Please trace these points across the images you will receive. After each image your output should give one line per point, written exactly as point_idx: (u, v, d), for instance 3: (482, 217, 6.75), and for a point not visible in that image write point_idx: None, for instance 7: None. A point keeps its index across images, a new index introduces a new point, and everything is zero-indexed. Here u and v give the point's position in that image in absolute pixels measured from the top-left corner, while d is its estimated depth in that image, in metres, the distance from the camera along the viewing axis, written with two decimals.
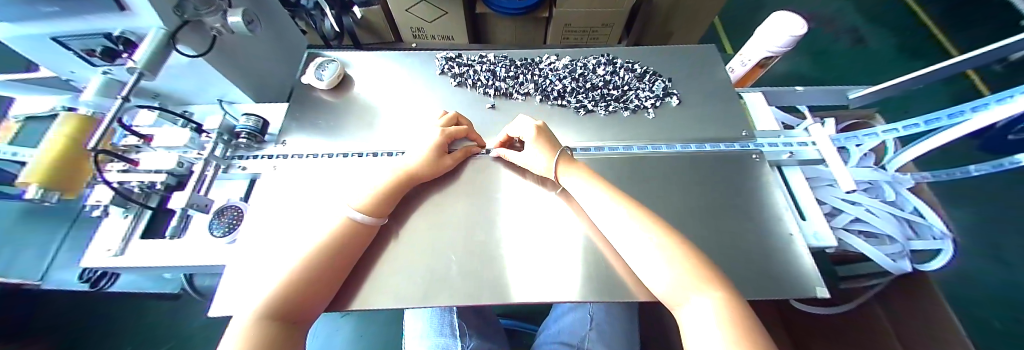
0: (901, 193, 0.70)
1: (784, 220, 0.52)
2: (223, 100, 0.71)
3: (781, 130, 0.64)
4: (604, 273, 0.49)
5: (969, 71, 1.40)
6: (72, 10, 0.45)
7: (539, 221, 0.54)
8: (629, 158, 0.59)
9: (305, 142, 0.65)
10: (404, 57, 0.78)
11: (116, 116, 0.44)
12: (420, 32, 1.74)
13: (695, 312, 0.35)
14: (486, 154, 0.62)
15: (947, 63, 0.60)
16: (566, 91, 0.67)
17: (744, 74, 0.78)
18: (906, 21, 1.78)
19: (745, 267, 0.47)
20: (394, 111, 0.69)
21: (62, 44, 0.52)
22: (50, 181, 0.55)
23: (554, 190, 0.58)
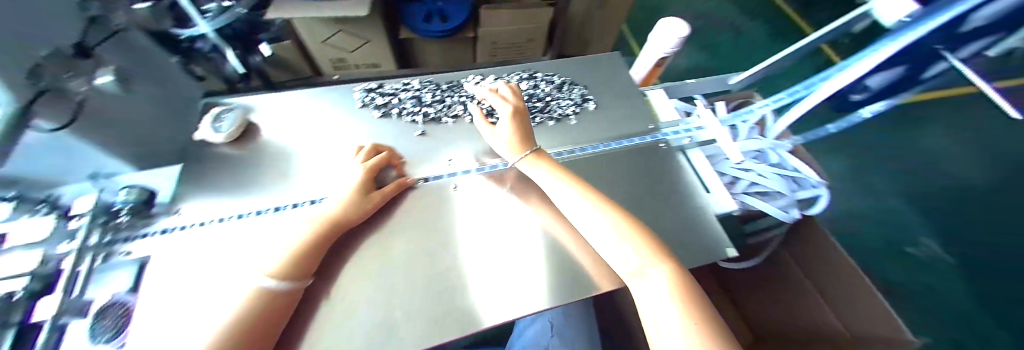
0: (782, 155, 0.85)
1: (699, 194, 0.61)
2: (99, 174, 0.61)
3: (679, 118, 0.75)
4: (566, 271, 0.51)
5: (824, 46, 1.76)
6: None
7: (498, 234, 0.55)
8: (574, 160, 0.64)
9: (206, 206, 0.58)
10: (322, 95, 0.74)
11: None
12: (341, 63, 1.67)
13: (654, 289, 0.43)
14: (419, 184, 0.60)
15: (798, 47, 0.74)
16: (494, 109, 0.69)
17: (646, 75, 0.88)
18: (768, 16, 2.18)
19: (678, 243, 0.54)
20: (316, 154, 0.65)
21: None
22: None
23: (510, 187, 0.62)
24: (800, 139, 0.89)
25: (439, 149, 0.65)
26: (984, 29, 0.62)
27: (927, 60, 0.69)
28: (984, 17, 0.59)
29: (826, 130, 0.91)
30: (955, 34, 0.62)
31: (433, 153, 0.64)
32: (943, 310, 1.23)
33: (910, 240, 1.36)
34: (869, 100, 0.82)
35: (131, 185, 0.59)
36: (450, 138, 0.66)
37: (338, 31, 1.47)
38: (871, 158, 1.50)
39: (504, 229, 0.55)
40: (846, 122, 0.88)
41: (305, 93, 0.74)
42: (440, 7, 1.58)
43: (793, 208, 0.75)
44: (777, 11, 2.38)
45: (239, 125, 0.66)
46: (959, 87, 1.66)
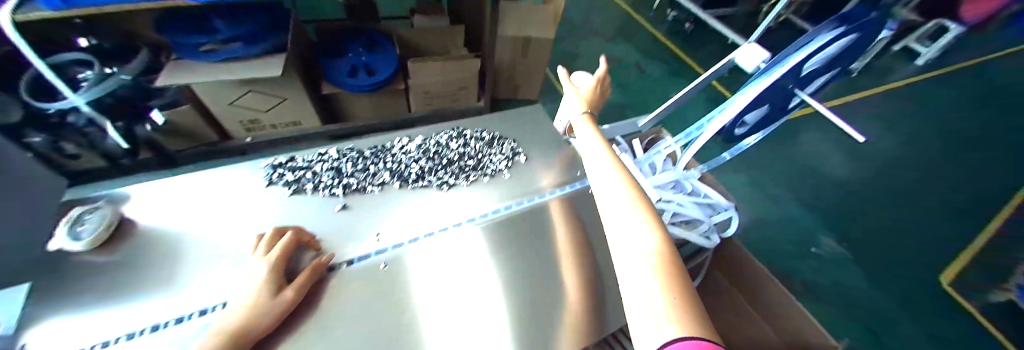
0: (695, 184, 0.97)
1: None
2: None
3: None
4: (537, 301, 0.51)
5: (715, 83, 2.14)
6: None
7: (460, 277, 0.52)
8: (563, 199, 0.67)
9: (58, 335, 0.42)
10: (223, 176, 0.65)
11: None
12: (255, 124, 1.50)
13: (632, 250, 0.35)
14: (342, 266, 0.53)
15: (683, 93, 0.89)
16: (424, 172, 0.67)
17: None
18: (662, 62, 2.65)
19: None
20: (215, 248, 0.55)
21: None
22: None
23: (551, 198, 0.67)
24: (707, 166, 1.04)
25: (368, 220, 0.59)
26: (819, 71, 0.72)
27: (784, 99, 0.79)
28: (816, 62, 0.68)
29: (725, 157, 1.04)
30: (802, 75, 0.70)
31: (361, 227, 0.58)
32: (831, 291, 1.48)
33: (800, 236, 1.63)
34: (753, 132, 0.92)
35: None
36: (377, 207, 0.61)
37: (248, 91, 1.33)
38: (752, 174, 1.84)
39: (456, 287, 0.51)
40: (738, 148, 1.01)
41: (200, 177, 0.64)
42: (365, 61, 1.57)
43: (713, 235, 0.86)
44: (673, 55, 2.87)
45: (108, 224, 0.53)
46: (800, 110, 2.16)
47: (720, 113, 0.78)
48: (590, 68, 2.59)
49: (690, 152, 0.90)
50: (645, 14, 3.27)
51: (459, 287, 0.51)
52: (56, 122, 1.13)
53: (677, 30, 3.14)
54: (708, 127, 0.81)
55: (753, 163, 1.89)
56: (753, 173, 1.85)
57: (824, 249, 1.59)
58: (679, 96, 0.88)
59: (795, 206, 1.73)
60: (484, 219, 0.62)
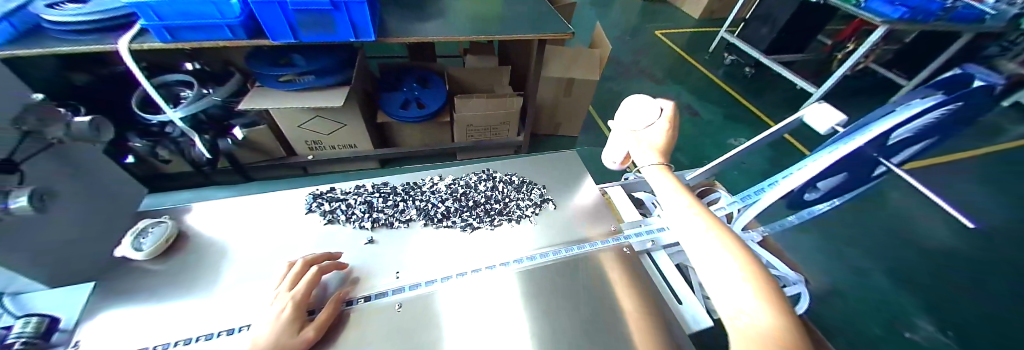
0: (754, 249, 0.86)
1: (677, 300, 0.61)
2: (4, 292, 0.53)
3: (641, 218, 0.74)
4: (586, 338, 0.50)
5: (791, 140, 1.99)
6: None
7: (501, 300, 0.53)
8: (623, 247, 0.64)
9: (110, 329, 0.50)
10: (268, 201, 0.71)
11: None
12: (318, 145, 1.66)
13: (741, 318, 0.41)
14: (361, 302, 0.52)
15: (738, 150, 0.81)
16: (450, 212, 0.67)
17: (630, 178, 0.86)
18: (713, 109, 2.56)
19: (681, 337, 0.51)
20: (246, 268, 0.60)
21: None
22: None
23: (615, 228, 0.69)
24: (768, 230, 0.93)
25: (388, 255, 0.60)
26: (907, 140, 0.64)
27: (867, 166, 0.69)
28: (906, 131, 0.60)
29: (791, 221, 0.93)
30: (887, 144, 0.63)
31: (380, 263, 0.59)
32: None
33: (889, 318, 1.38)
34: (827, 199, 0.81)
35: (33, 313, 0.50)
36: (398, 243, 0.62)
37: (315, 116, 1.51)
38: (830, 239, 1.64)
39: (467, 327, 0.50)
40: (810, 211, 0.92)
41: (247, 202, 0.70)
42: (417, 95, 1.70)
43: None
44: (729, 98, 2.73)
45: (166, 238, 0.59)
46: None
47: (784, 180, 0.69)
48: None
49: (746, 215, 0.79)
50: (698, 57, 3.19)
51: (476, 324, 0.50)
52: (154, 133, 1.38)
53: (733, 73, 3.00)
54: (766, 195, 0.72)
55: (827, 228, 1.69)
56: (830, 238, 1.65)
57: (920, 334, 1.35)
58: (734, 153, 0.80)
59: (881, 281, 1.49)
60: (519, 265, 0.60)
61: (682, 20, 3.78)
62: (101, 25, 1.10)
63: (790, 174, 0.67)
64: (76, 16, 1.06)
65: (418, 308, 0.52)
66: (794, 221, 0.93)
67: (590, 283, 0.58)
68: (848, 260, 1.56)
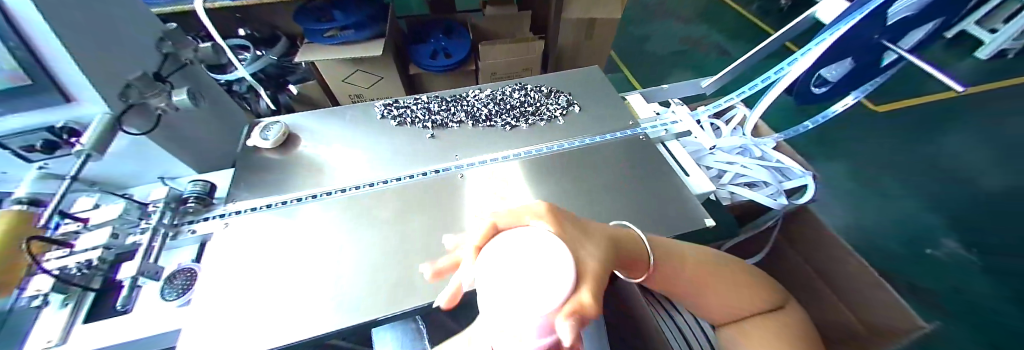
0: (766, 151, 0.89)
1: (681, 169, 0.75)
2: (164, 177, 0.73)
3: (656, 115, 0.86)
4: (613, 192, 0.68)
5: (791, 45, 2.01)
6: (15, 108, 0.51)
7: (555, 175, 0.71)
8: (633, 137, 0.78)
9: (257, 200, 0.68)
10: (343, 110, 0.86)
11: (60, 195, 0.53)
12: (360, 98, 1.84)
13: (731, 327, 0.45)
14: (453, 175, 0.72)
15: (750, 54, 0.84)
16: (492, 114, 0.83)
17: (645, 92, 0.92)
18: (744, 45, 2.47)
19: (681, 190, 0.68)
20: (334, 154, 0.76)
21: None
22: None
23: (633, 122, 0.82)
24: (785, 134, 0.97)
25: (449, 146, 0.77)
26: (912, 21, 0.68)
27: (872, 52, 0.74)
28: (907, 9, 0.64)
29: (806, 126, 0.95)
30: (889, 25, 0.67)
31: (443, 150, 0.77)
32: (947, 301, 1.23)
33: (911, 235, 1.39)
34: (838, 92, 0.87)
35: (195, 180, 0.70)
36: (454, 138, 0.79)
37: (356, 69, 1.66)
38: (862, 164, 1.62)
39: (514, 186, 0.69)
40: (824, 114, 0.95)
41: (322, 113, 0.84)
42: (444, 46, 1.80)
43: (781, 198, 0.80)
44: (762, 33, 2.59)
45: (282, 132, 0.77)
46: (938, 93, 1.86)
47: (791, 66, 0.75)
48: (661, 51, 2.46)
49: (761, 106, 0.80)
50: None
51: (522, 183, 0.69)
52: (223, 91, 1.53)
53: (768, 7, 2.79)
54: (779, 81, 0.78)
55: (859, 153, 1.67)
56: (860, 165, 1.62)
57: (943, 251, 1.34)
58: (752, 52, 0.84)
59: (911, 202, 1.48)
60: (550, 150, 0.76)
61: None
62: None
63: (796, 61, 0.74)
64: None
65: (481, 176, 0.71)
66: (810, 126, 0.96)
67: (607, 159, 0.74)
68: (877, 182, 1.55)
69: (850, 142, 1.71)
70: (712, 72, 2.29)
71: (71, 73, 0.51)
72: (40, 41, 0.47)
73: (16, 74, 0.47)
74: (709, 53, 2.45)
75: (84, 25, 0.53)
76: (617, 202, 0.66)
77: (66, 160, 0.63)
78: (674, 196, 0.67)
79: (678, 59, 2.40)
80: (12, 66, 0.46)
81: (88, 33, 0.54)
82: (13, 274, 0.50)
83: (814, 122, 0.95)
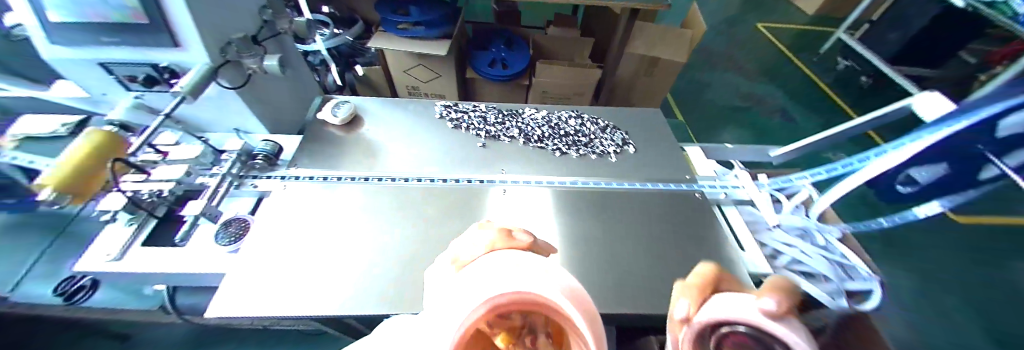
0: (830, 241, 0.77)
1: (731, 238, 0.69)
2: (238, 130, 0.80)
3: (716, 175, 0.82)
4: (655, 247, 0.64)
5: (868, 130, 1.85)
6: (129, 41, 0.59)
7: (597, 213, 0.69)
8: (684, 193, 0.74)
9: (313, 170, 0.72)
10: (407, 104, 0.90)
11: (154, 129, 0.60)
12: (415, 90, 1.92)
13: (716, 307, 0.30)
14: (491, 188, 0.72)
15: (833, 131, 0.78)
16: (545, 137, 0.83)
17: (704, 148, 0.89)
18: (809, 116, 2.33)
19: (727, 259, 0.63)
20: (390, 142, 0.79)
21: (107, 69, 0.64)
22: (63, 191, 0.52)
23: (688, 176, 0.78)
24: (855, 227, 0.87)
25: (497, 158, 0.78)
26: None
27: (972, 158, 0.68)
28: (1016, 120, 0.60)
29: (879, 223, 0.86)
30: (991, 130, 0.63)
31: (490, 161, 0.78)
32: None
33: None
34: (927, 196, 0.78)
35: (267, 139, 0.76)
36: (503, 152, 0.80)
37: (419, 63, 1.74)
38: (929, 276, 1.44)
39: (546, 214, 0.67)
40: (902, 216, 0.85)
41: (388, 101, 0.89)
42: (505, 57, 1.85)
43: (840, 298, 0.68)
44: (833, 107, 2.42)
45: (350, 113, 0.81)
46: None
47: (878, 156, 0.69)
48: (719, 103, 2.36)
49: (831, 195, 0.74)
50: (806, 58, 2.81)
51: (558, 213, 0.68)
52: None
53: (845, 80, 2.61)
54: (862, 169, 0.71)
55: (929, 263, 1.47)
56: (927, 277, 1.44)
57: None
58: (833, 131, 0.78)
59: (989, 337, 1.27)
60: (596, 186, 0.75)
61: (796, 16, 3.32)
62: None
63: (884, 153, 0.68)
64: None
65: (520, 195, 0.70)
66: (887, 224, 0.86)
67: (655, 209, 0.71)
68: None
69: (920, 248, 1.53)
70: (771, 137, 2.17)
71: (179, 20, 0.56)
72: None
73: (138, 11, 0.54)
74: (773, 115, 2.31)
75: None
76: (655, 257, 0.62)
77: (161, 96, 0.71)
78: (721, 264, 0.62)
79: (735, 115, 2.28)
80: (135, 5, 0.54)
81: None
82: (89, 187, 0.56)
83: (890, 221, 0.85)
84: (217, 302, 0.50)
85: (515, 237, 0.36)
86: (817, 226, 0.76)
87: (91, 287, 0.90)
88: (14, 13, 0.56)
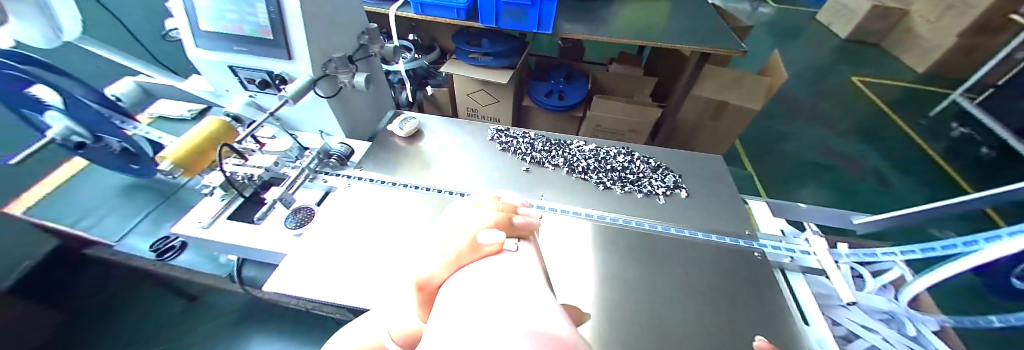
0: (924, 332, 0.62)
1: (796, 310, 0.60)
2: (322, 131, 0.93)
3: (783, 236, 0.72)
4: (700, 303, 0.58)
5: (993, 211, 1.52)
6: (254, 51, 0.74)
7: (637, 255, 0.65)
8: (741, 249, 0.67)
9: (373, 174, 0.80)
10: (464, 124, 0.96)
11: (258, 123, 0.73)
12: (474, 112, 2.05)
13: None
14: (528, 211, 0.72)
15: (937, 205, 0.65)
16: (589, 169, 0.82)
17: (769, 203, 0.80)
18: (913, 185, 1.98)
19: (789, 334, 0.54)
20: (443, 156, 0.85)
21: (233, 71, 0.80)
22: (178, 163, 0.67)
23: (747, 231, 0.71)
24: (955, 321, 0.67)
25: (539, 184, 0.79)
26: None
27: None
28: None
29: (993, 320, 0.65)
30: None
31: (532, 186, 0.79)
32: None
33: None
34: None
35: (343, 143, 0.87)
36: (546, 179, 0.80)
37: (482, 88, 1.86)
38: None
39: (586, 250, 0.65)
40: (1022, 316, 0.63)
41: (448, 120, 0.97)
42: (562, 88, 1.90)
43: None
44: (947, 179, 2.03)
45: (413, 127, 0.90)
46: None
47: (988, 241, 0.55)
48: (795, 157, 2.11)
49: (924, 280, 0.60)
50: (911, 119, 2.43)
51: (597, 250, 0.65)
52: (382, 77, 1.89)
53: (964, 150, 2.20)
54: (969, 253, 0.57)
55: None
56: None
57: None
58: (934, 205, 0.65)
59: None
60: (639, 226, 0.71)
61: (901, 72, 2.92)
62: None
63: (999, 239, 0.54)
64: None
65: (556, 223, 0.69)
66: (1006, 323, 0.64)
67: (704, 262, 0.65)
68: None
69: None
70: (861, 203, 1.87)
71: (294, 38, 0.70)
72: (286, 11, 0.67)
73: (267, 29, 0.69)
74: (865, 179, 2.00)
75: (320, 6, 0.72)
76: (699, 314, 0.56)
77: (269, 97, 0.86)
78: (781, 338, 0.53)
79: (816, 173, 2.01)
80: (267, 23, 0.68)
81: (322, 12, 0.73)
82: (202, 162, 0.72)
83: (1007, 320, 0.64)
84: (276, 278, 0.56)
85: (484, 244, 0.26)
86: (907, 313, 0.62)
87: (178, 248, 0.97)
88: (182, 24, 0.74)
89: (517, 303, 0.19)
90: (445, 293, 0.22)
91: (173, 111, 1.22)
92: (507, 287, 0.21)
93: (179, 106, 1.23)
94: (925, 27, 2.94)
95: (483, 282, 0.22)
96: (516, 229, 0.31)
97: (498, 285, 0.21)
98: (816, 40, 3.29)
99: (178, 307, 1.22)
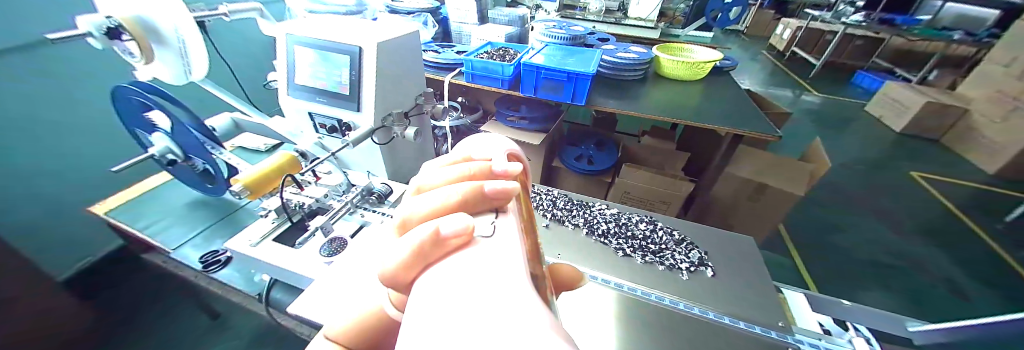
0: None
1: None
2: (370, 172, 1.06)
3: (824, 335, 0.64)
4: None
5: None
6: (331, 102, 0.90)
7: (651, 331, 0.61)
8: (775, 343, 0.60)
9: None
10: None
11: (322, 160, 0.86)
12: None
13: None
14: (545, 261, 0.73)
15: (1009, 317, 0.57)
16: (608, 233, 0.83)
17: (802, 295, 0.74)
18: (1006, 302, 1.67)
19: None
20: None
21: (311, 116, 0.97)
22: (248, 186, 0.79)
23: (783, 324, 0.64)
24: None
25: (557, 242, 0.81)
26: None
27: None
28: None
29: None
30: None
31: (552, 243, 0.80)
32: None
33: None
34: None
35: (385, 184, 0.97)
36: (564, 237, 0.82)
37: None
38: None
39: (599, 320, 0.62)
40: None
41: None
42: (591, 154, 1.98)
43: None
44: None
45: None
46: None
47: None
48: (850, 251, 1.91)
49: None
50: (985, 223, 2.16)
51: (614, 325, 0.61)
52: None
53: None
54: None
55: None
56: None
57: None
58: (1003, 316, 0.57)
59: None
60: (657, 300, 0.68)
61: (968, 171, 2.68)
62: (441, 65, 1.93)
63: None
64: (437, 59, 1.91)
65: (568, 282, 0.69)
66: None
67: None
68: None
69: None
70: (939, 315, 1.59)
71: (364, 96, 0.86)
72: (362, 75, 0.84)
73: (345, 86, 0.86)
74: (941, 287, 1.73)
75: (390, 74, 0.89)
76: None
77: (333, 139, 1.01)
78: None
79: (876, 272, 1.78)
80: (347, 81, 0.85)
81: (391, 79, 0.89)
82: (265, 187, 0.84)
83: None
84: (301, 301, 0.61)
85: (446, 236, 0.23)
86: None
87: (222, 262, 1.08)
88: (280, 77, 0.93)
89: (482, 302, 0.17)
90: (413, 299, 0.21)
91: (252, 144, 1.46)
92: (475, 289, 0.19)
93: (259, 140, 1.48)
94: (991, 127, 2.77)
95: (451, 286, 0.20)
96: (488, 199, 0.29)
97: (466, 285, 0.20)
98: (864, 131, 3.18)
99: (202, 324, 1.34)
